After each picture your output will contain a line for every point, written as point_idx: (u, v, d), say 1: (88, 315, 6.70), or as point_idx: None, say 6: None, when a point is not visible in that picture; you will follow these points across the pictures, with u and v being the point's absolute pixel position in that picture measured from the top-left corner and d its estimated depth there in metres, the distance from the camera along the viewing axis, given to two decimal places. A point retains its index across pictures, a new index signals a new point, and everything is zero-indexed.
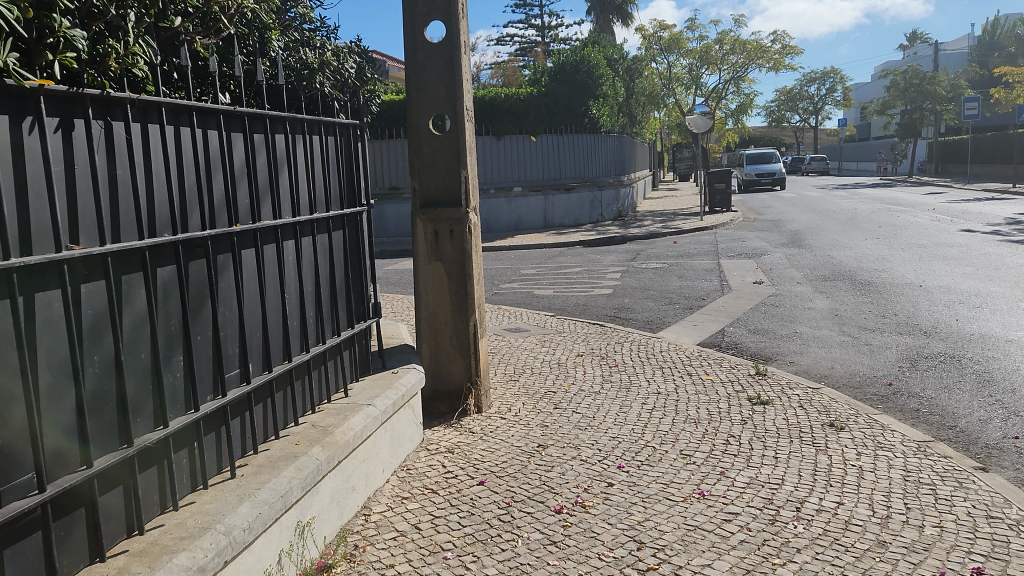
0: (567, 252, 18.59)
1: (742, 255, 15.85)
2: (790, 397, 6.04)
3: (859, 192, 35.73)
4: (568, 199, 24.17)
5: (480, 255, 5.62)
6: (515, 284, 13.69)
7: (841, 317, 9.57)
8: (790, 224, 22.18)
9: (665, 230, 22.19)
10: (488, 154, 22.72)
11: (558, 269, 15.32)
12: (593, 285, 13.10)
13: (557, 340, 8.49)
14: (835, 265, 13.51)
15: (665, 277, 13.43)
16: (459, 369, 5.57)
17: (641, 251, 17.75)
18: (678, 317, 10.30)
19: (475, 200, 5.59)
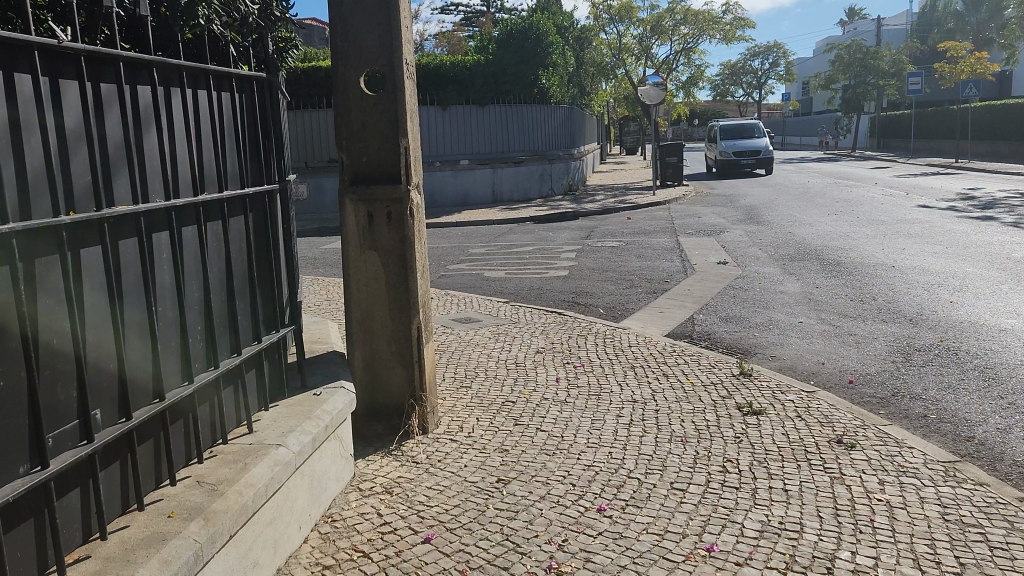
0: (517, 229, 17.68)
1: (701, 232, 15.18)
2: (785, 405, 5.26)
3: (807, 166, 35.62)
4: (517, 172, 23.14)
5: (424, 242, 4.62)
6: (463, 265, 12.73)
7: (818, 302, 8.90)
8: (744, 199, 21.65)
9: (619, 205, 21.42)
10: (432, 124, 21.52)
11: (508, 248, 14.38)
12: (546, 266, 12.23)
13: (513, 332, 7.57)
14: (801, 244, 12.90)
15: (623, 257, 12.64)
16: (400, 381, 4.59)
17: (596, 227, 16.96)
18: (641, 303, 9.51)
19: (417, 176, 4.56)
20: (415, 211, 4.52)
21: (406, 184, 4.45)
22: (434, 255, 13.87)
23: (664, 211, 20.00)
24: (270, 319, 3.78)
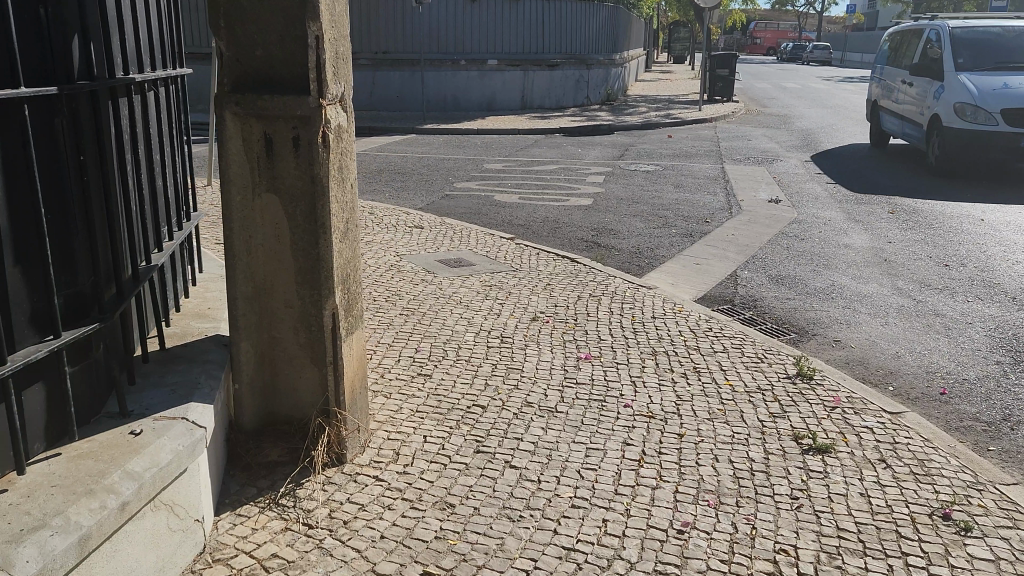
0: (543, 142, 15.94)
1: (750, 159, 13.36)
2: (862, 438, 3.78)
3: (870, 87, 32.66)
4: (551, 77, 20.96)
5: (345, 183, 3.07)
6: (474, 183, 11.15)
7: (892, 264, 7.24)
8: (801, 121, 19.43)
9: (660, 119, 19.37)
10: (459, 17, 19.44)
11: (529, 164, 12.73)
12: (568, 190, 10.62)
13: (510, 285, 6.07)
14: (868, 181, 11.04)
15: (658, 184, 10.94)
16: (309, 386, 3.15)
17: (631, 145, 15.16)
18: (674, 248, 7.92)
19: (336, 83, 2.95)
20: (333, 138, 2.95)
21: (317, 96, 2.86)
22: (444, 168, 12.31)
23: (710, 130, 17.98)
24: (40, 320, 2.29)
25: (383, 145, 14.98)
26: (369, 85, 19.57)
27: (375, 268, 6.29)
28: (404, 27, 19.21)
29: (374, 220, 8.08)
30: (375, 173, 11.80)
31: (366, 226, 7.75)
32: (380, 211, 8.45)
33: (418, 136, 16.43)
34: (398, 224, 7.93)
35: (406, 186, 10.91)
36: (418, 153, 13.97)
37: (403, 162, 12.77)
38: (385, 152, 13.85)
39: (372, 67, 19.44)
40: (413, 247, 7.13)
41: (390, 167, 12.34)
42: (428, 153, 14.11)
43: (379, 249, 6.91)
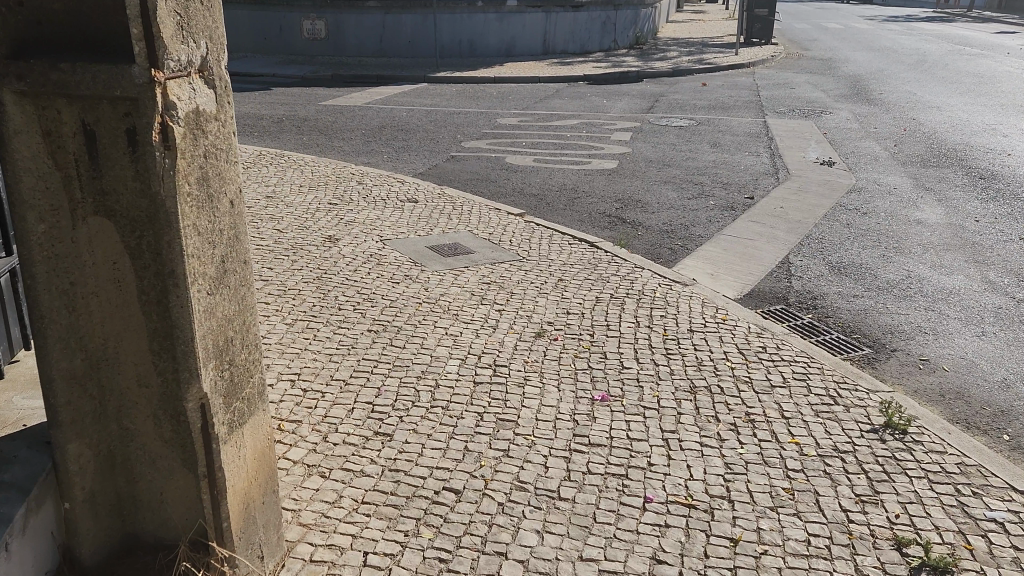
0: (564, 91, 14.57)
1: (796, 110, 11.91)
2: (993, 547, 2.66)
3: (917, 26, 30.20)
4: (574, 18, 19.34)
5: (212, 205, 1.97)
6: (485, 141, 9.93)
7: (979, 248, 5.96)
8: (848, 65, 17.70)
9: (692, 65, 17.80)
10: None
11: (547, 118, 11.44)
12: (590, 150, 9.37)
13: (512, 284, 4.95)
14: (935, 137, 9.61)
15: (693, 142, 9.63)
16: (179, 500, 2.18)
17: (661, 95, 13.74)
18: (712, 225, 6.71)
19: (180, 49, 1.82)
20: (182, 133, 1.85)
21: (148, 66, 1.74)
22: (453, 123, 11.09)
23: (748, 76, 16.41)
24: None
25: (390, 96, 13.74)
26: (380, 28, 18.13)
27: (351, 259, 5.20)
28: None
29: (362, 191, 6.94)
30: (377, 130, 10.62)
31: (350, 199, 6.62)
32: (369, 181, 7.30)
33: (429, 85, 15.11)
34: (389, 198, 6.79)
35: (408, 145, 9.71)
36: (427, 106, 12.72)
37: (409, 116, 11.57)
38: (390, 104, 12.61)
39: (382, 10, 17.87)
40: (403, 227, 6.01)
41: (394, 122, 11.13)
42: (437, 106, 12.86)
43: (360, 232, 5.79)
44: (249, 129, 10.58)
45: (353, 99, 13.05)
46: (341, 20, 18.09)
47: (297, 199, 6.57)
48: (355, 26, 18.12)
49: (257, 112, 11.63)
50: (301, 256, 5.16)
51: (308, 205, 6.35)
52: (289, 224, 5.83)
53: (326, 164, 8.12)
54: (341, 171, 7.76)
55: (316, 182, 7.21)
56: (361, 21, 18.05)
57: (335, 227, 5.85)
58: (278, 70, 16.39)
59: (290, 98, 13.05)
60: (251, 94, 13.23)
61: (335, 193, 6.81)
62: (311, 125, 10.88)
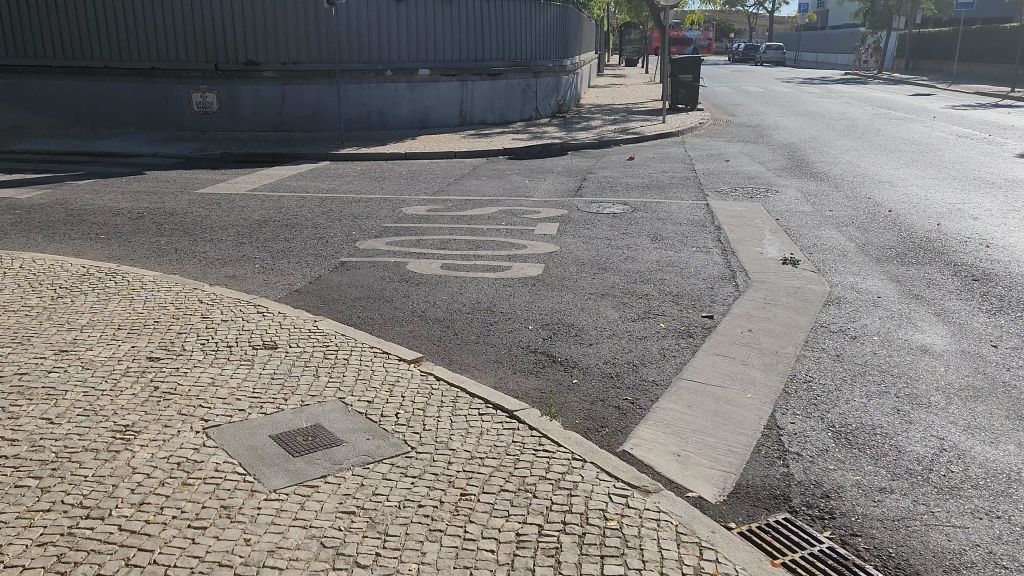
0: (483, 168, 13.19)
1: (738, 188, 10.77)
2: None
3: (837, 89, 30.32)
4: (492, 87, 18.20)
5: None
6: (384, 240, 8.32)
7: (1014, 395, 4.57)
8: (779, 133, 16.99)
9: (618, 135, 16.78)
10: (382, 19, 16.76)
11: (461, 205, 9.92)
12: (509, 250, 7.86)
13: (390, 513, 3.26)
14: (899, 222, 8.46)
15: (629, 235, 8.26)
16: None
17: (589, 172, 12.49)
18: (668, 361, 5.19)
19: None
20: None
21: None
22: (351, 215, 9.46)
23: (679, 148, 15.41)
24: None
25: (283, 178, 12.08)
26: (279, 100, 16.60)
27: (144, 478, 3.41)
28: (320, 33, 16.49)
29: (201, 332, 5.14)
30: (256, 226, 8.89)
31: (181, 348, 4.84)
32: (217, 314, 5.54)
33: (331, 165, 13.52)
34: (237, 342, 5.01)
35: (290, 247, 8.00)
36: (325, 192, 11.10)
37: (300, 207, 9.90)
38: (281, 192, 10.95)
39: (281, 80, 16.48)
40: (243, 399, 4.23)
41: (279, 215, 9.43)
42: (335, 190, 11.24)
43: (175, 415, 3.97)
44: (97, 230, 8.70)
45: (238, 185, 11.31)
46: (235, 92, 16.52)
47: (105, 351, 4.75)
48: (251, 99, 16.52)
49: (115, 205, 9.79)
50: (62, 477, 3.37)
51: (115, 364, 4.54)
52: (71, 406, 4.01)
53: (171, 285, 6.35)
54: (186, 297, 5.97)
55: (144, 317, 5.41)
56: (258, 93, 16.52)
57: (139, 408, 4.01)
58: (159, 149, 14.56)
59: (163, 185, 11.23)
60: (117, 181, 11.38)
61: (162, 337, 5.01)
62: (176, 222, 9.06)
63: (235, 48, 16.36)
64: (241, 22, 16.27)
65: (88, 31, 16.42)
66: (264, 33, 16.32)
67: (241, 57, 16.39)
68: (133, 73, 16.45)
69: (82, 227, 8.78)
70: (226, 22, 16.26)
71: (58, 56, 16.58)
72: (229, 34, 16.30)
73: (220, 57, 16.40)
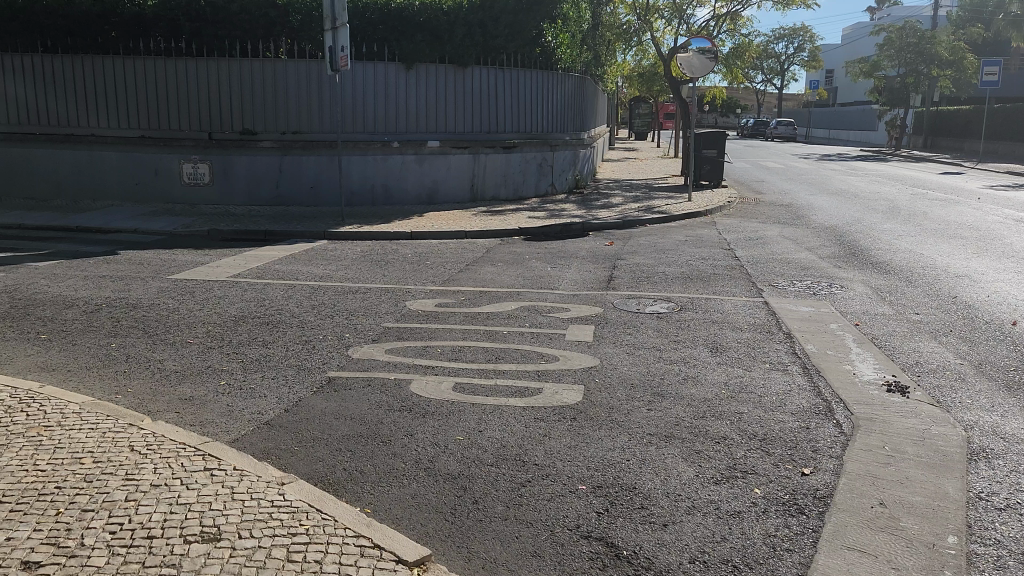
0: (499, 252, 11.91)
1: (794, 281, 9.42)
2: None
3: (860, 166, 29.34)
4: (506, 160, 17.03)
5: None
6: (384, 346, 6.92)
7: None
8: (818, 214, 15.78)
9: (642, 214, 15.57)
10: (388, 88, 15.75)
11: (476, 299, 8.57)
12: (535, 363, 6.42)
13: None
14: (1009, 333, 7.02)
15: (683, 343, 6.85)
16: None
17: (618, 259, 11.19)
18: (783, 559, 3.62)
19: None
20: None
21: None
22: (346, 312, 8.09)
23: (712, 231, 14.17)
24: None
25: (273, 262, 10.78)
26: (276, 172, 15.45)
27: None
28: (322, 101, 15.45)
29: (113, 514, 3.63)
30: (233, 326, 7.51)
31: (75, 550, 3.31)
32: (144, 476, 4.00)
33: (329, 245, 12.24)
34: (162, 536, 3.45)
35: (269, 356, 6.58)
36: (319, 280, 9.77)
37: (287, 302, 8.55)
38: (269, 280, 9.62)
39: (279, 150, 15.37)
40: None
41: (263, 312, 8.06)
42: (331, 278, 9.91)
43: None
44: (41, 325, 7.31)
45: (220, 271, 9.97)
46: (229, 163, 15.38)
47: None
48: (246, 171, 15.39)
49: (72, 294, 8.43)
50: None
51: None
52: None
53: (99, 418, 4.83)
54: (112, 442, 4.43)
55: (42, 483, 3.91)
56: (253, 164, 15.37)
57: None
58: (141, 225, 13.33)
59: (134, 268, 9.91)
60: (83, 263, 10.07)
61: (52, 525, 3.52)
62: (139, 316, 7.68)
63: (231, 117, 15.33)
64: (238, 90, 15.28)
65: (74, 98, 15.41)
66: (263, 101, 15.31)
67: (238, 125, 15.35)
68: (122, 141, 15.38)
69: (24, 322, 7.39)
70: (223, 90, 15.26)
71: (41, 122, 15.55)
72: (225, 101, 15.29)
73: (215, 125, 15.37)
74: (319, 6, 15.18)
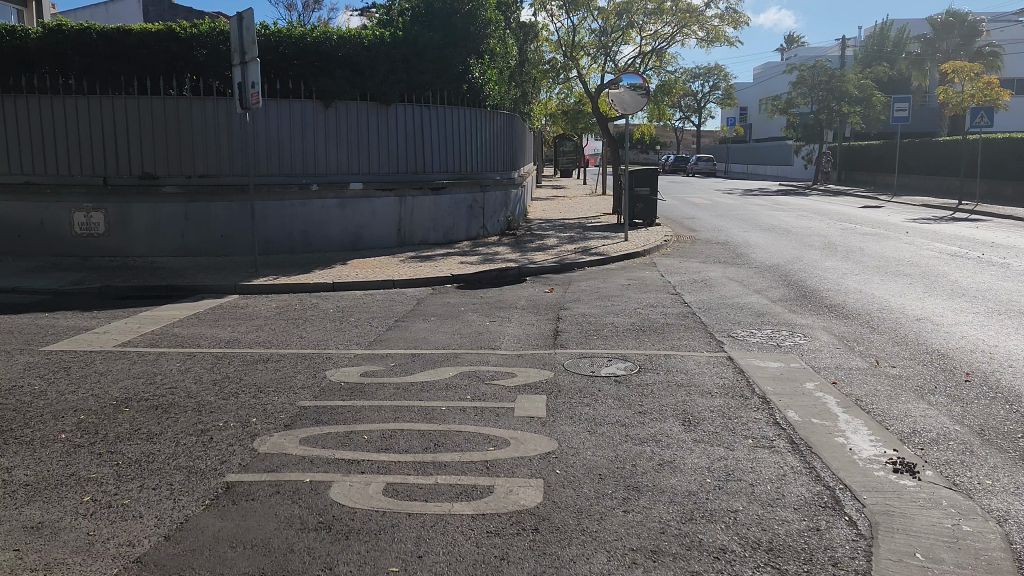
0: (431, 304, 10.88)
1: (752, 330, 8.72)
2: None
3: (785, 201, 29.66)
4: (434, 202, 16.05)
5: None
6: (299, 435, 5.76)
7: None
8: (757, 253, 15.39)
9: (580, 257, 14.83)
10: (306, 126, 14.64)
11: (407, 367, 7.50)
12: (482, 452, 5.37)
13: None
14: (997, 387, 6.40)
15: (651, 416, 5.94)
16: None
17: (562, 310, 10.31)
18: None
19: None
20: None
21: None
22: (253, 389, 6.89)
23: (654, 273, 13.50)
24: None
25: (172, 327, 9.45)
26: (180, 221, 14.02)
27: None
28: (231, 142, 14.20)
29: None
30: (111, 415, 6.21)
31: None
32: None
33: (240, 303, 10.96)
34: None
35: (151, 457, 5.34)
36: (225, 346, 8.53)
37: (184, 378, 7.27)
38: (164, 349, 8.31)
39: (184, 196, 13.99)
40: None
41: (152, 393, 6.78)
42: (240, 343, 8.66)
43: None
44: None
45: (106, 340, 8.59)
46: (126, 211, 13.90)
47: None
48: (146, 219, 13.93)
49: None
50: None
51: None
52: None
53: None
54: None
55: None
56: (154, 211, 13.93)
57: None
58: (20, 282, 11.73)
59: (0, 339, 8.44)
60: None
61: None
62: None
63: (128, 159, 13.88)
64: (136, 129, 13.88)
65: None
66: (165, 142, 13.94)
67: (136, 169, 13.91)
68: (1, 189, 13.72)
69: None
70: (119, 130, 13.84)
71: None
72: (121, 143, 13.85)
73: (109, 168, 13.87)
74: (226, 39, 14.15)
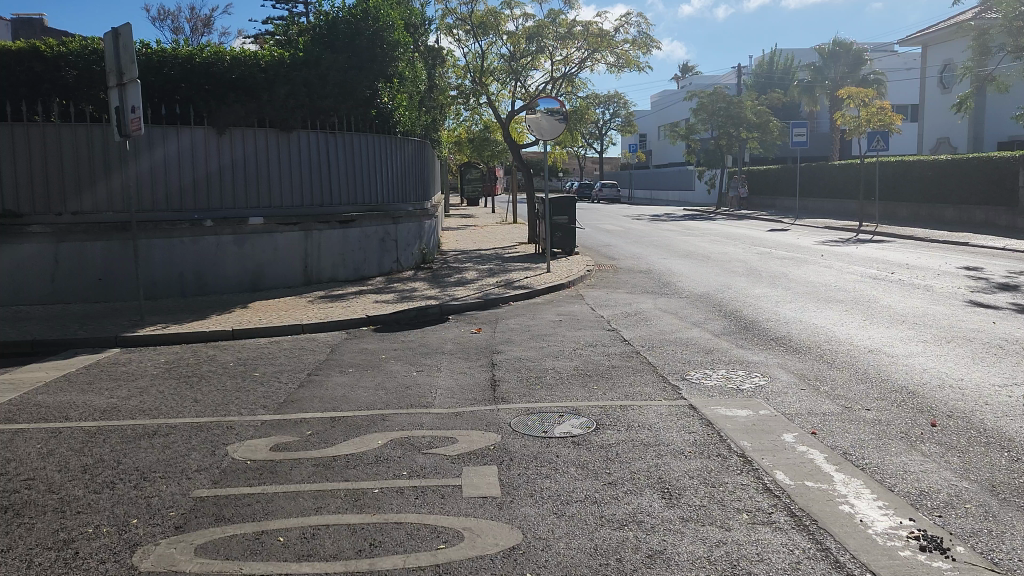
0: (346, 352, 9.70)
1: (705, 372, 8.03)
2: None
3: (696, 226, 29.90)
4: (344, 237, 14.82)
5: None
6: (193, 541, 4.54)
7: None
8: (684, 282, 14.95)
9: (503, 291, 13.95)
10: (196, 156, 13.22)
11: (326, 436, 6.36)
12: (430, 550, 4.34)
13: None
14: (984, 429, 5.89)
15: (625, 490, 5.04)
16: None
17: (494, 353, 9.36)
18: None
19: None
20: None
21: None
22: (134, 477, 5.59)
23: (583, 307, 12.77)
24: None
25: (36, 394, 7.92)
26: (51, 265, 12.30)
27: None
28: (110, 175, 12.64)
29: None
30: None
31: None
32: None
33: (121, 359, 9.45)
34: None
35: None
36: (101, 416, 7.12)
37: (44, 465, 5.88)
38: (22, 426, 6.83)
39: (54, 236, 12.27)
40: None
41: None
42: (120, 412, 7.26)
43: None
44: None
45: None
46: None
47: None
48: (9, 263, 12.13)
49: None
50: None
51: None
52: None
53: None
54: None
55: None
56: (18, 254, 12.15)
57: None
58: None
59: None
60: None
61: None
62: None
63: None
64: None
65: None
66: (30, 176, 12.25)
67: None
68: None
69: None
70: None
71: None
72: None
73: None
74: (100, 58, 12.71)
